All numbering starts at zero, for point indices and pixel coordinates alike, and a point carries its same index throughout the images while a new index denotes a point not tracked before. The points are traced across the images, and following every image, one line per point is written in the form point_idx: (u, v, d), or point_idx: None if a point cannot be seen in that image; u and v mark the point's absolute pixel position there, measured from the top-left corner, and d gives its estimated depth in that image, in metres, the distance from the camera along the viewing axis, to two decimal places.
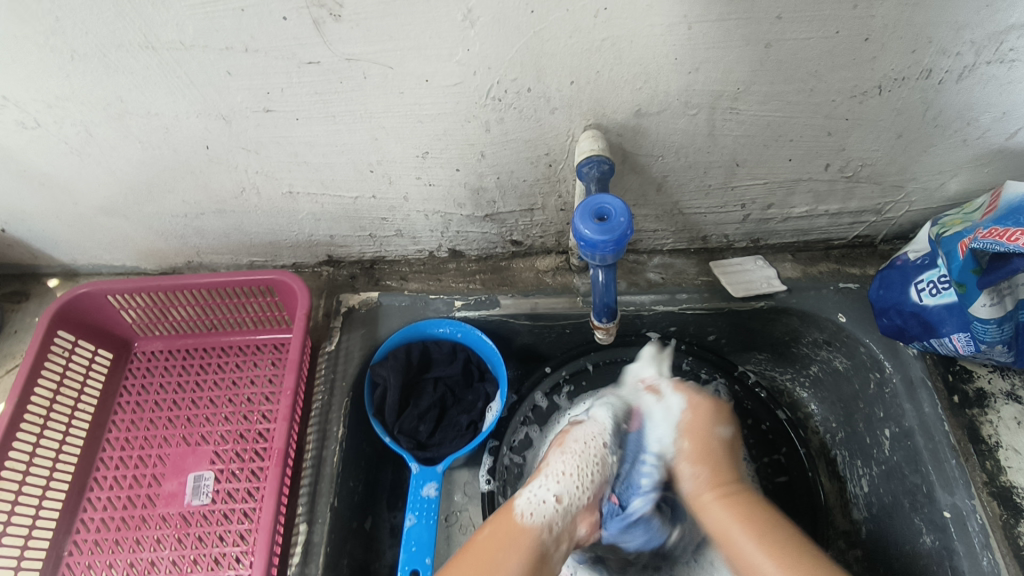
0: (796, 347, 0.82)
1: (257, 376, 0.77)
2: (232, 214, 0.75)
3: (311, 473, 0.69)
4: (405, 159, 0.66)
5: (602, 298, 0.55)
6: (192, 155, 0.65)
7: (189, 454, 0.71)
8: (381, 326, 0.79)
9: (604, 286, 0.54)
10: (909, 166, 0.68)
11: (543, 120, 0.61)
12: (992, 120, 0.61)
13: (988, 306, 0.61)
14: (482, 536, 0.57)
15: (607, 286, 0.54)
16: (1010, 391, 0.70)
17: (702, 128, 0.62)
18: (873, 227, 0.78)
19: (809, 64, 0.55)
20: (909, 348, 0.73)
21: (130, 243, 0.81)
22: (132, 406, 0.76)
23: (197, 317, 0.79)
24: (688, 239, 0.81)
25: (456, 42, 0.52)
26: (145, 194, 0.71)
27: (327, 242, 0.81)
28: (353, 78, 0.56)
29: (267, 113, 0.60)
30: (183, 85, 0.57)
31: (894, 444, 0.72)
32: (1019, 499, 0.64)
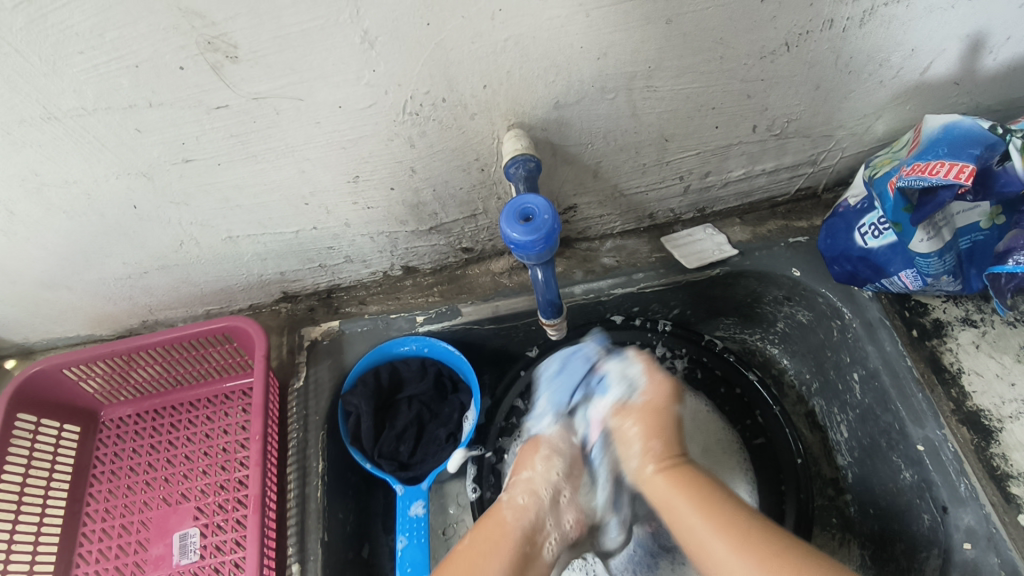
0: (759, 307, 0.83)
1: (229, 425, 0.76)
2: (176, 267, 0.74)
3: (297, 513, 0.68)
4: (337, 186, 0.66)
5: (544, 298, 0.55)
6: (121, 216, 0.64)
7: (172, 514, 0.71)
8: (346, 353, 0.78)
9: (543, 284, 0.54)
10: (833, 115, 0.69)
11: (465, 127, 0.60)
12: (903, 59, 0.62)
13: (926, 241, 0.62)
14: (464, 545, 0.57)
15: (547, 285, 0.54)
16: (965, 317, 0.72)
17: (623, 110, 0.62)
18: (812, 179, 0.80)
19: (714, 33, 0.55)
20: (864, 292, 0.74)
21: (80, 312, 0.79)
22: (107, 475, 0.75)
23: (161, 376, 0.78)
24: (635, 219, 0.81)
25: (360, 64, 0.52)
26: (83, 262, 0.70)
27: (278, 279, 0.80)
28: (265, 115, 0.55)
29: (187, 162, 0.59)
30: (95, 149, 0.56)
31: (863, 386, 0.74)
32: (988, 421, 0.66)
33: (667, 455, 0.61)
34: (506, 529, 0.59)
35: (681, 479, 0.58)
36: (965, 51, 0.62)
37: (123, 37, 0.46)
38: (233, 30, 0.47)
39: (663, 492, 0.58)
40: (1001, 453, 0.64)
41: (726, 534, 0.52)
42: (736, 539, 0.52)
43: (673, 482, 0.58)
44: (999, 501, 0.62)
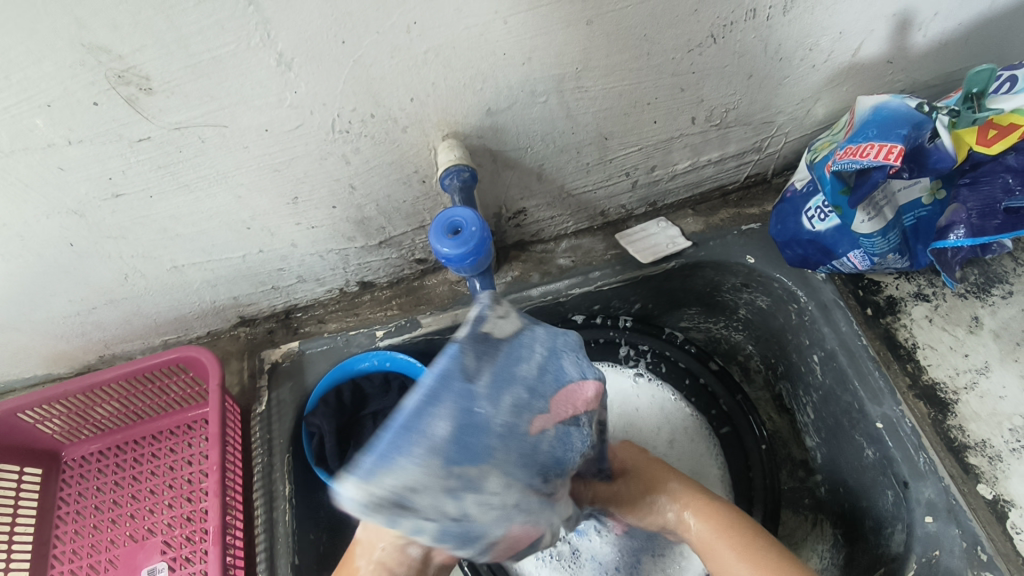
0: (719, 295, 0.84)
1: (193, 455, 0.75)
2: (125, 300, 0.73)
3: (264, 539, 0.68)
4: (277, 209, 0.65)
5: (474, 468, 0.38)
6: (58, 255, 0.63)
7: (139, 550, 0.70)
8: (307, 373, 0.78)
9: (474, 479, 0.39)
10: (771, 101, 0.69)
11: (398, 140, 0.60)
12: (832, 42, 0.62)
13: (868, 221, 0.63)
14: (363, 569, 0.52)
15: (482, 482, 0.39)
16: (917, 292, 0.72)
17: (557, 111, 0.62)
18: (760, 165, 0.80)
19: (636, 30, 0.55)
20: (817, 274, 0.74)
21: (33, 352, 0.78)
22: (72, 515, 0.74)
23: (121, 411, 0.77)
24: (588, 217, 0.81)
25: (280, 86, 0.51)
26: (26, 303, 0.69)
27: (233, 304, 0.79)
28: (191, 144, 0.54)
29: (118, 197, 0.58)
30: (20, 190, 0.55)
31: (824, 368, 0.74)
32: (943, 393, 0.66)
33: (739, 540, 0.59)
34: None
35: (709, 512, 0.62)
36: (893, 29, 0.63)
37: (28, 78, 0.45)
38: (142, 61, 0.46)
39: (703, 538, 0.61)
40: (957, 424, 0.65)
41: (762, 575, 0.56)
42: (764, 569, 0.57)
43: (703, 518, 0.62)
44: (957, 472, 0.62)
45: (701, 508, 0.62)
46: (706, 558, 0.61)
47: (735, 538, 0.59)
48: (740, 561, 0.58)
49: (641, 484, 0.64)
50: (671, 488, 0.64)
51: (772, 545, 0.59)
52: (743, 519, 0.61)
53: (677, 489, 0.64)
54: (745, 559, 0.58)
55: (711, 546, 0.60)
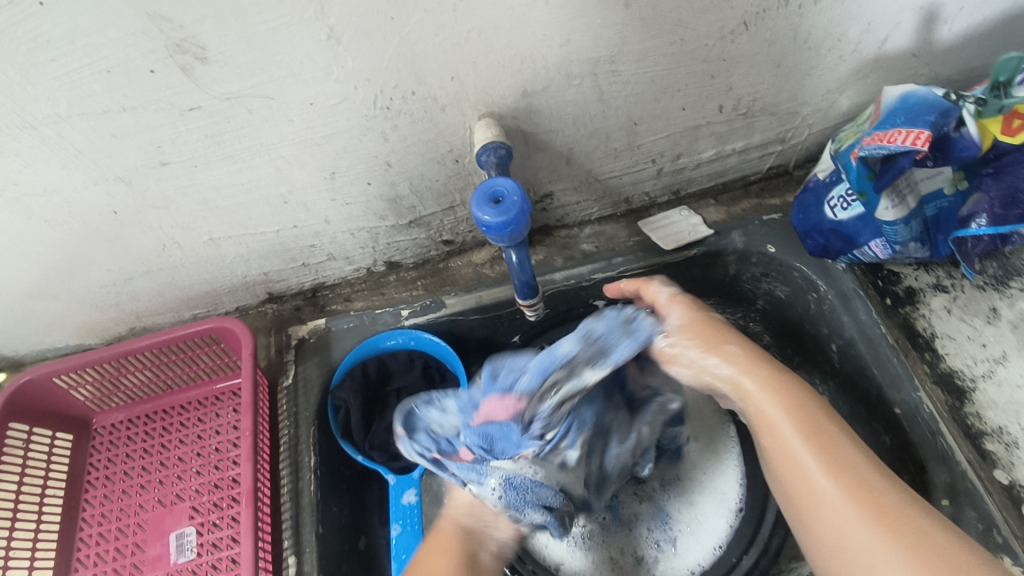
0: (738, 285, 0.85)
1: (221, 425, 0.77)
2: (161, 272, 0.75)
3: (290, 506, 0.69)
4: (315, 183, 0.67)
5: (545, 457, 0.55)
6: (102, 223, 0.65)
7: (168, 515, 0.72)
8: (334, 350, 0.80)
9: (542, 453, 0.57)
10: (797, 92, 0.70)
11: (436, 118, 0.62)
12: (860, 33, 0.64)
13: (891, 209, 0.63)
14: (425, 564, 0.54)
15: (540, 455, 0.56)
16: (936, 283, 0.73)
17: (590, 95, 0.63)
18: (783, 156, 0.81)
19: (672, 16, 0.57)
20: (837, 264, 0.75)
21: (68, 321, 0.80)
22: (102, 480, 0.76)
23: (152, 380, 0.79)
24: (612, 204, 0.83)
25: (328, 60, 0.53)
26: (67, 271, 0.71)
27: (263, 280, 0.81)
28: (239, 115, 0.56)
29: (164, 166, 0.60)
30: (72, 156, 0.57)
31: (842, 356, 0.75)
32: (961, 381, 0.68)
33: (797, 411, 0.53)
34: (449, 536, 0.57)
35: (802, 412, 0.53)
36: (920, 22, 0.64)
37: (92, 43, 0.47)
38: (200, 31, 0.48)
39: (762, 413, 0.55)
40: (975, 411, 0.66)
41: (839, 472, 0.49)
42: (850, 480, 0.49)
43: (783, 408, 0.54)
44: (974, 457, 0.63)
45: (797, 405, 0.54)
46: (761, 434, 0.55)
47: (817, 431, 0.52)
48: (825, 474, 0.49)
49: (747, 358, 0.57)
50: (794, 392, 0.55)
51: (858, 447, 0.51)
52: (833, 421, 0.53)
53: (761, 374, 0.57)
54: (827, 459, 0.50)
55: (770, 420, 0.54)
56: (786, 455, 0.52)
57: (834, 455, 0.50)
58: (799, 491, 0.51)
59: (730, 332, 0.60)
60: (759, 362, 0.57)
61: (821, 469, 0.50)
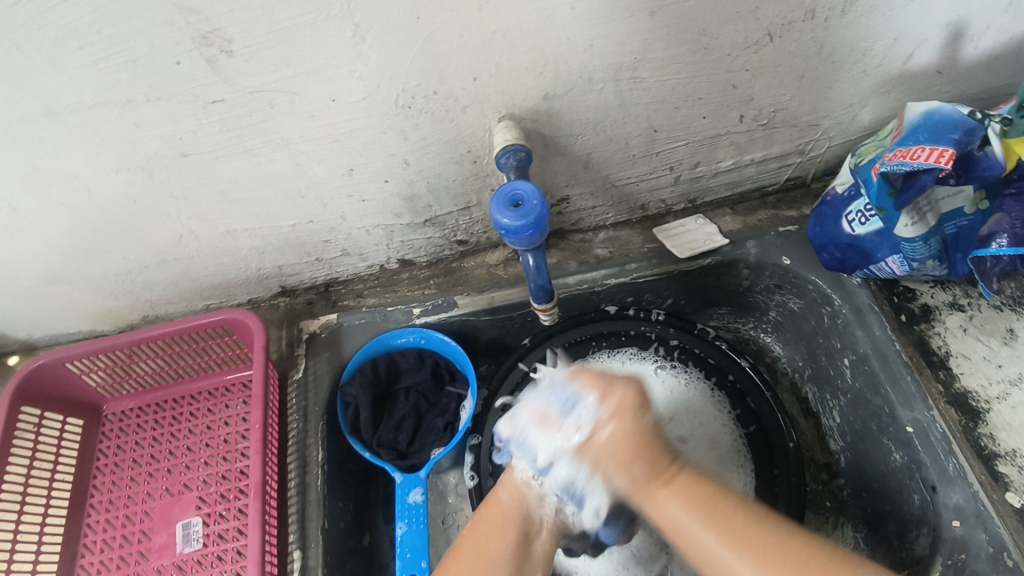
0: (751, 296, 0.85)
1: (230, 416, 0.78)
2: (176, 262, 0.75)
3: (296, 501, 0.70)
4: (333, 179, 0.67)
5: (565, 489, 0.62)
6: (121, 211, 0.66)
7: (175, 504, 0.72)
8: (344, 346, 0.80)
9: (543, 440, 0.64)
10: (819, 105, 0.70)
11: (456, 119, 0.62)
12: (886, 48, 0.63)
13: (911, 225, 0.63)
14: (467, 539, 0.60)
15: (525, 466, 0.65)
16: (953, 302, 0.73)
17: (611, 100, 0.63)
18: (802, 168, 0.81)
19: (697, 24, 0.57)
20: (853, 279, 0.75)
21: (82, 307, 0.80)
22: (111, 467, 0.76)
23: (163, 369, 0.79)
24: (627, 210, 0.83)
25: (352, 58, 0.53)
26: (84, 258, 0.71)
27: (277, 273, 0.81)
28: (261, 109, 0.56)
29: (185, 157, 0.60)
30: (95, 144, 0.57)
31: (854, 371, 0.75)
32: (975, 402, 0.67)
33: (657, 471, 0.55)
34: (506, 509, 0.62)
35: (693, 492, 0.54)
36: (947, 39, 0.63)
37: (120, 33, 0.48)
38: (227, 25, 0.48)
39: (671, 514, 0.53)
40: (988, 432, 0.65)
41: (739, 550, 0.49)
42: (809, 563, 0.47)
43: (682, 503, 0.53)
44: (986, 479, 0.62)
45: (680, 482, 0.55)
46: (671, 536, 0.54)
47: (699, 510, 0.53)
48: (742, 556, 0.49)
49: (625, 451, 0.55)
50: (653, 463, 0.55)
51: (779, 531, 0.50)
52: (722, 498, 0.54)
53: (653, 467, 0.55)
54: (722, 532, 0.50)
55: (681, 525, 0.53)
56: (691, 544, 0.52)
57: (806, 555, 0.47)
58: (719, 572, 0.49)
59: (647, 451, 0.55)
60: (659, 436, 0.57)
61: (733, 554, 0.49)
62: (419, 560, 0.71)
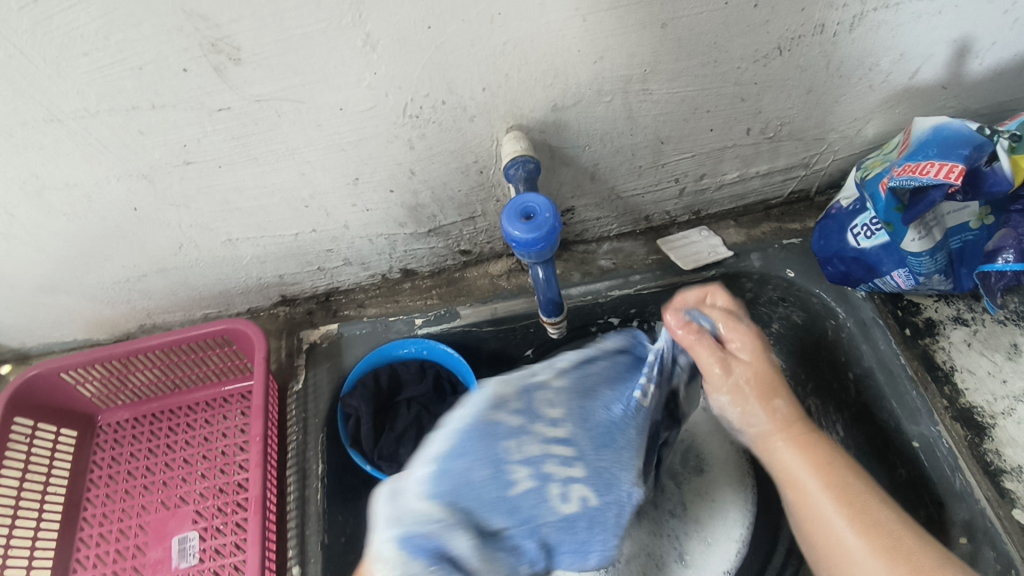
0: (756, 308, 0.83)
1: (228, 428, 0.76)
2: (175, 270, 0.74)
3: (297, 515, 0.68)
4: (337, 188, 0.66)
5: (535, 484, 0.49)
6: (121, 219, 0.65)
7: (170, 518, 0.71)
8: (345, 356, 0.79)
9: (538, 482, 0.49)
10: (825, 119, 0.70)
11: (464, 129, 0.61)
12: (892, 63, 0.64)
13: (917, 240, 0.63)
14: None
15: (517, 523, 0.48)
16: (956, 316, 0.73)
17: (620, 112, 0.63)
18: (806, 181, 0.81)
19: (707, 37, 0.56)
20: (856, 293, 0.75)
21: (78, 316, 0.79)
22: (104, 479, 0.74)
23: (160, 379, 0.78)
24: (632, 222, 0.82)
25: (362, 67, 0.53)
26: (81, 265, 0.70)
27: (277, 282, 0.80)
28: (267, 117, 0.56)
29: (188, 165, 0.59)
30: (97, 151, 0.56)
31: (859, 386, 0.74)
32: (980, 418, 0.67)
33: (793, 415, 0.58)
34: None
35: (814, 455, 0.56)
36: (952, 55, 0.64)
37: (126, 39, 0.47)
38: (236, 32, 0.48)
39: (787, 464, 0.56)
40: (994, 448, 0.65)
41: (854, 513, 0.52)
42: (880, 539, 0.50)
43: (799, 455, 0.56)
44: (993, 495, 0.62)
45: (805, 440, 0.56)
46: (786, 490, 0.56)
47: (834, 490, 0.53)
48: (857, 534, 0.51)
49: (790, 427, 0.57)
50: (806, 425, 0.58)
51: (843, 495, 0.53)
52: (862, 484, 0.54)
53: (792, 402, 0.58)
54: (848, 504, 0.52)
55: (795, 474, 0.55)
56: (817, 518, 0.53)
57: (850, 482, 0.54)
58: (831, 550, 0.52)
59: (781, 383, 0.58)
60: (797, 421, 0.58)
61: (845, 518, 0.52)
62: None
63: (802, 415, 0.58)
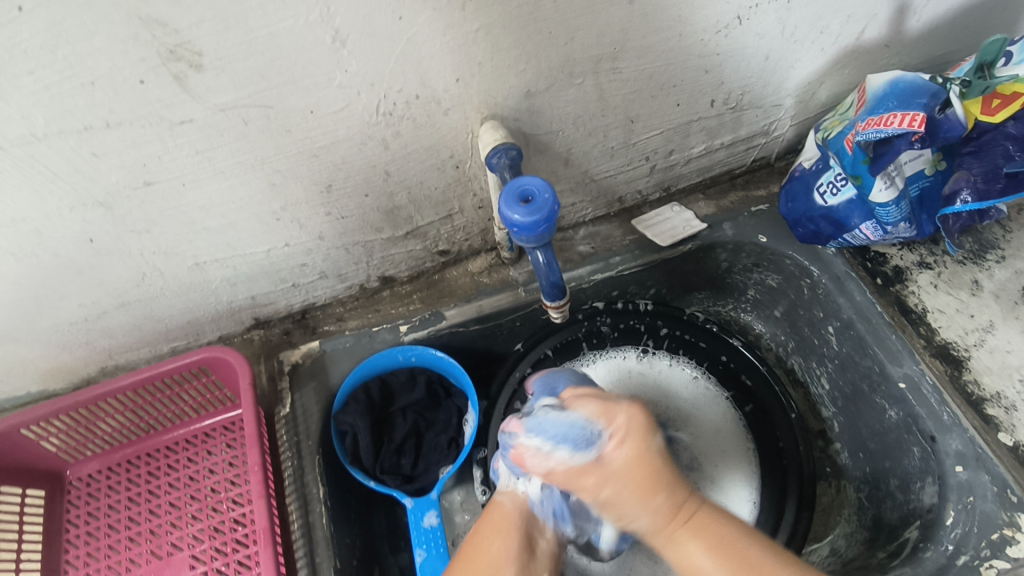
0: (730, 277, 0.87)
1: (215, 463, 0.72)
2: (139, 303, 0.69)
3: (303, 543, 0.65)
4: (310, 197, 0.63)
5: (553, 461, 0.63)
6: (75, 253, 0.60)
7: (164, 568, 0.66)
8: (331, 373, 0.76)
9: None
10: (782, 84, 0.72)
11: (438, 123, 0.60)
12: (841, 25, 0.66)
13: (885, 190, 0.65)
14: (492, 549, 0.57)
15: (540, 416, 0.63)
16: (920, 261, 0.77)
17: (591, 93, 0.63)
18: (766, 148, 0.83)
19: (672, 11, 0.57)
20: (828, 249, 0.77)
21: (31, 366, 0.73)
22: (83, 537, 0.69)
23: (132, 422, 0.73)
24: (605, 204, 0.83)
25: (332, 65, 0.50)
26: (32, 309, 0.64)
27: (250, 305, 0.76)
28: (233, 127, 0.53)
29: (149, 186, 0.55)
30: (46, 180, 0.51)
31: (839, 337, 0.77)
32: (957, 352, 0.70)
33: (677, 506, 0.51)
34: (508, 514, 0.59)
35: (710, 534, 0.50)
36: (893, 13, 0.67)
37: (75, 53, 0.43)
38: (197, 37, 0.45)
39: (688, 552, 0.50)
40: (973, 378, 0.68)
41: None
42: None
43: (704, 540, 0.50)
44: (979, 423, 0.66)
45: (701, 519, 0.51)
46: None
47: (739, 560, 0.49)
48: None
49: (637, 478, 0.50)
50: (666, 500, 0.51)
51: (776, 554, 0.49)
52: (733, 528, 0.51)
53: (671, 500, 0.51)
54: (740, 572, 0.48)
55: (696, 567, 0.49)
56: None
57: (758, 555, 0.49)
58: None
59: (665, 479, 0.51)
60: (684, 504, 0.51)
61: None
62: None
63: (682, 489, 0.52)
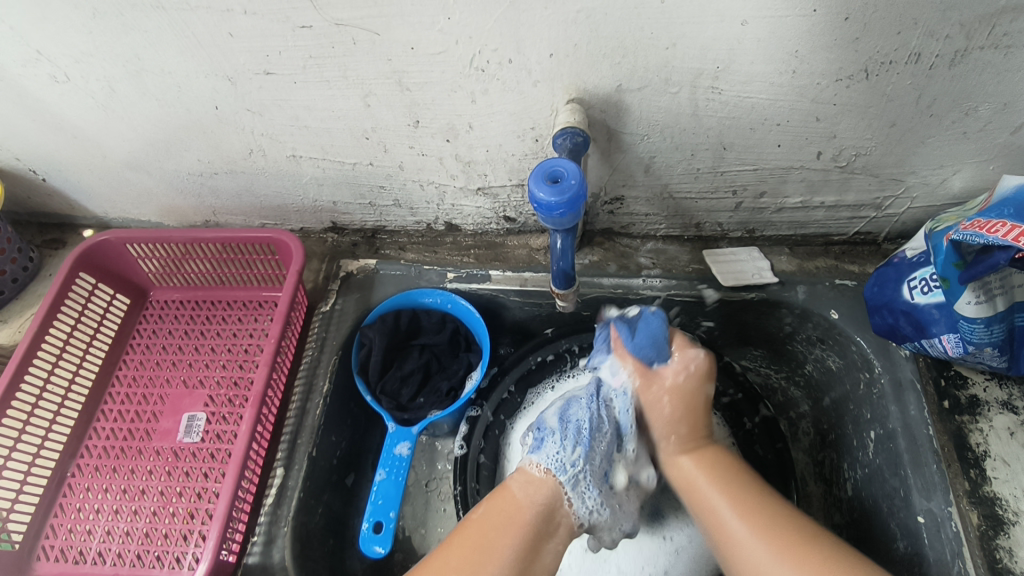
0: (790, 344, 0.80)
1: (255, 329, 0.82)
2: (243, 174, 0.79)
3: (293, 422, 0.72)
4: (398, 127, 0.69)
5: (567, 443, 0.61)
6: (203, 114, 0.70)
7: (186, 396, 0.77)
8: (375, 292, 0.82)
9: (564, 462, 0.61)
10: (907, 158, 0.66)
11: (526, 92, 0.62)
12: (993, 112, 0.59)
13: (973, 303, 0.58)
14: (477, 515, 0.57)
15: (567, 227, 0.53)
16: (1006, 401, 0.67)
17: (685, 107, 0.62)
18: (875, 224, 0.76)
19: (789, 45, 0.54)
20: (901, 350, 0.70)
21: (155, 199, 0.87)
22: (141, 347, 0.82)
23: (209, 271, 0.84)
24: (681, 226, 0.80)
25: (437, 10, 0.54)
26: (164, 151, 0.77)
27: (331, 208, 0.85)
28: (344, 43, 0.59)
29: (268, 75, 0.63)
30: (192, 45, 0.61)
31: (878, 446, 0.70)
32: (1003, 511, 0.61)
33: (693, 436, 0.62)
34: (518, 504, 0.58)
35: (723, 476, 0.59)
36: None
37: None
38: None
39: (686, 473, 0.60)
40: (1008, 546, 0.59)
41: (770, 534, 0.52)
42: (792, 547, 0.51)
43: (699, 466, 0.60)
44: None
45: (708, 463, 0.60)
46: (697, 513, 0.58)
47: (735, 500, 0.56)
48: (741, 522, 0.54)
49: (680, 411, 0.63)
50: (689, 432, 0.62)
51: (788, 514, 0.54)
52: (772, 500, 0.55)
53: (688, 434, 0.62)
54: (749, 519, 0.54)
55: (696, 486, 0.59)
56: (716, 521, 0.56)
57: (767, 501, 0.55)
58: (717, 531, 0.55)
59: (695, 418, 0.63)
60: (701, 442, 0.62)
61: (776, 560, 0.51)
62: (389, 509, 0.72)
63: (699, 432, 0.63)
